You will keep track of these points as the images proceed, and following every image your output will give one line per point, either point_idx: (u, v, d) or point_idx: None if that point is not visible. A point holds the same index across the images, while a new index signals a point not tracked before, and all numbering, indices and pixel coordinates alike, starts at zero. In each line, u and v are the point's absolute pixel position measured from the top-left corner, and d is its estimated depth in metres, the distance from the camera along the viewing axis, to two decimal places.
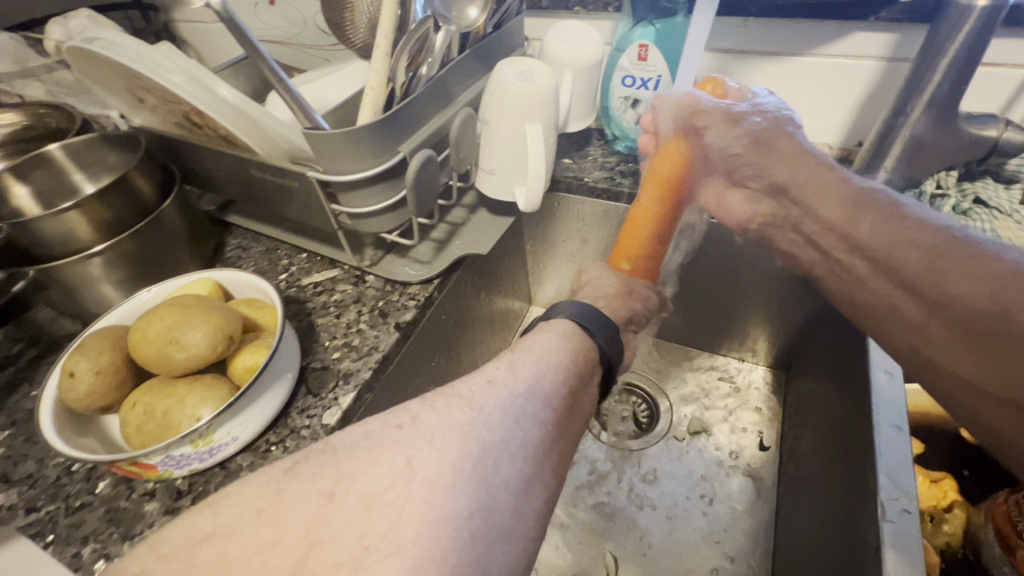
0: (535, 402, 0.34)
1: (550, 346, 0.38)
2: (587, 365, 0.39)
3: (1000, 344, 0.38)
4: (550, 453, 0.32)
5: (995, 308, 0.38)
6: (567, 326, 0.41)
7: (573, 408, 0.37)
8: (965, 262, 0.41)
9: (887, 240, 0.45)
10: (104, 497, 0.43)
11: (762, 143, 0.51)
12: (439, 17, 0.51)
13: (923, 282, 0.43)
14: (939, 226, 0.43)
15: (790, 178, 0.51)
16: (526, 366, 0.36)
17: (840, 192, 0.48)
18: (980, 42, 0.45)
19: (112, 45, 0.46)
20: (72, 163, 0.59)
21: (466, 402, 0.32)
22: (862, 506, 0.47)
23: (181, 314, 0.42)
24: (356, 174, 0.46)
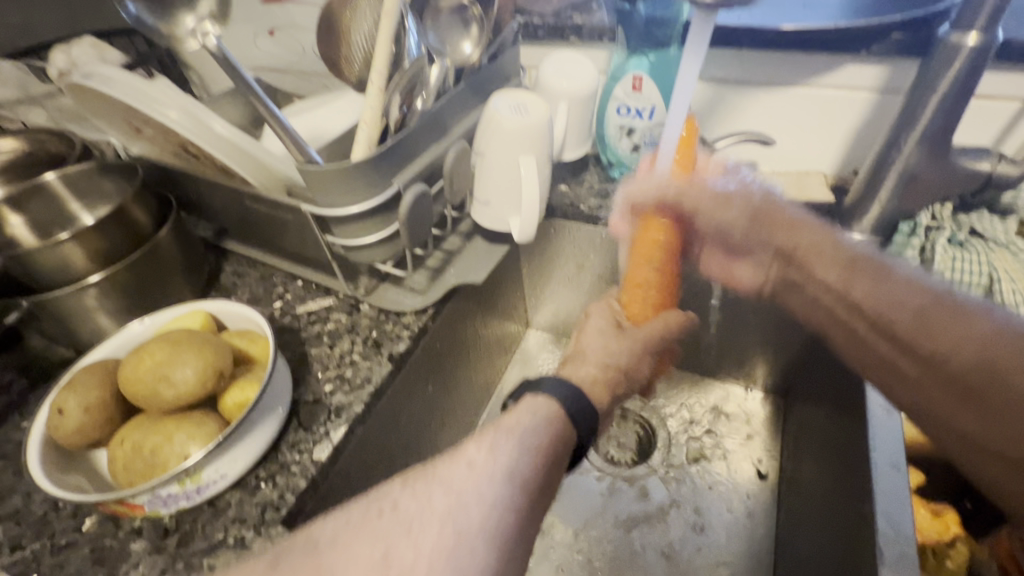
0: (511, 487, 0.33)
1: (532, 424, 0.36)
2: (566, 444, 0.37)
3: (997, 400, 0.37)
4: (525, 538, 0.32)
5: (983, 366, 0.38)
6: (551, 408, 0.38)
7: (551, 486, 0.36)
8: (950, 322, 0.40)
9: (882, 302, 0.43)
10: (89, 535, 0.42)
11: (761, 218, 0.48)
12: (434, 52, 0.53)
13: (913, 342, 0.41)
14: (926, 287, 0.42)
15: (794, 244, 0.47)
16: (506, 447, 0.34)
17: (837, 256, 0.46)
18: (972, 77, 0.46)
19: (110, 81, 0.47)
20: (69, 192, 0.59)
21: (444, 488, 0.32)
22: (861, 545, 0.46)
23: (171, 350, 0.42)
24: (350, 208, 0.46)
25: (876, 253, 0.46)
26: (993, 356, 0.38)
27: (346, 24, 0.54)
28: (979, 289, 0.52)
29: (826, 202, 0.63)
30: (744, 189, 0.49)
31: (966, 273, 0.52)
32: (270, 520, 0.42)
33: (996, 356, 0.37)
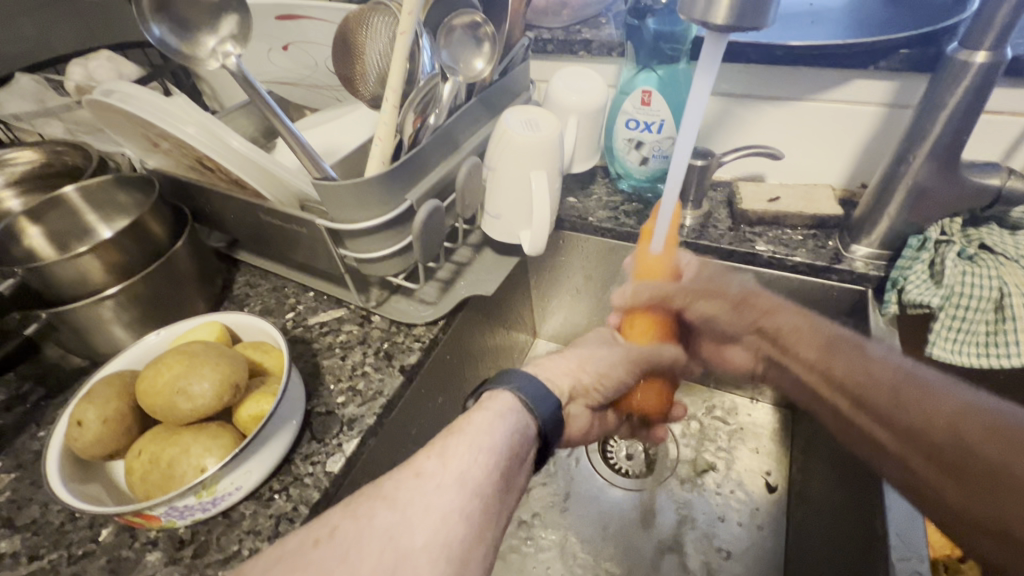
0: (462, 493, 0.33)
1: (487, 426, 0.37)
2: (524, 444, 0.38)
3: (975, 475, 0.37)
4: (476, 545, 0.32)
5: (955, 439, 0.38)
6: (513, 403, 0.40)
7: (507, 488, 0.36)
8: (923, 396, 0.41)
9: (858, 377, 0.45)
10: (106, 546, 0.43)
11: (742, 304, 0.51)
12: (447, 70, 0.54)
13: (891, 415, 0.42)
14: (898, 364, 0.44)
15: (775, 326, 0.50)
16: (461, 452, 0.35)
17: (816, 333, 0.48)
18: (982, 93, 0.46)
19: (130, 98, 0.49)
20: (86, 204, 0.60)
21: (389, 502, 0.32)
22: (873, 561, 0.46)
23: (187, 363, 0.42)
24: (364, 223, 0.47)
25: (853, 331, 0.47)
26: (961, 429, 0.38)
27: (361, 42, 0.55)
28: (990, 303, 0.51)
29: (834, 214, 0.63)
30: (725, 279, 0.52)
31: (976, 286, 0.51)
32: (283, 533, 0.43)
33: (965, 429, 0.38)
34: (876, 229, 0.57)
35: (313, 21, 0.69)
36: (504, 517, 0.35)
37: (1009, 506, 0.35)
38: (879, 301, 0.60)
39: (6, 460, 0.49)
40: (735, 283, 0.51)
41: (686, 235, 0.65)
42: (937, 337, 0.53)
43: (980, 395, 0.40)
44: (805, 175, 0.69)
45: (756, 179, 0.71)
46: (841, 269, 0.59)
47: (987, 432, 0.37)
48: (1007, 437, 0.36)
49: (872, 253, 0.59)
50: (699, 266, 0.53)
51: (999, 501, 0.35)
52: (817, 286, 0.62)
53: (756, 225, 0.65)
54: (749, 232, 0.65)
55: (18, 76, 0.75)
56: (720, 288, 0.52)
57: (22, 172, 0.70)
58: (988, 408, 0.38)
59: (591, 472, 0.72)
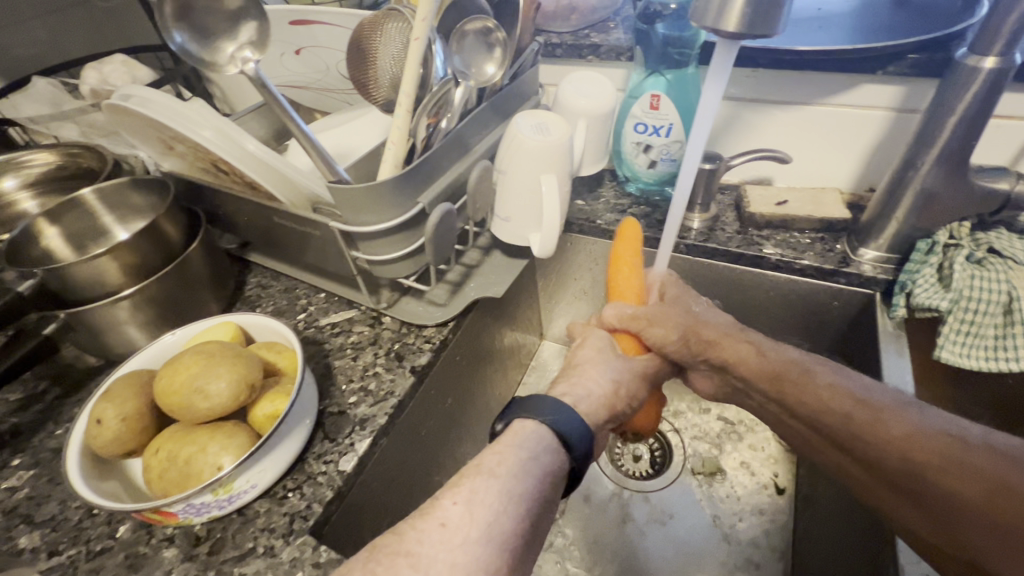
0: (490, 551, 0.29)
1: (519, 465, 0.33)
2: (557, 484, 0.35)
3: (933, 503, 0.37)
4: None
5: (908, 469, 0.38)
6: (549, 436, 0.36)
7: (537, 536, 0.32)
8: (873, 427, 0.41)
9: (813, 409, 0.44)
10: (124, 542, 0.44)
11: (690, 337, 0.51)
12: (459, 74, 0.54)
13: (851, 446, 0.42)
14: (846, 390, 0.43)
15: (725, 359, 0.50)
16: (489, 497, 0.31)
17: (764, 365, 0.48)
18: (991, 99, 0.46)
19: (148, 102, 0.50)
20: (102, 206, 0.61)
21: (411, 563, 0.28)
22: (884, 563, 0.46)
23: (205, 363, 0.43)
24: (378, 225, 0.47)
25: (800, 359, 0.47)
26: (916, 461, 0.38)
27: (374, 47, 0.56)
28: (1000, 306, 0.51)
29: (842, 218, 0.63)
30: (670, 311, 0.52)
31: (985, 290, 0.51)
32: (297, 531, 0.43)
33: (921, 462, 0.38)
34: (884, 232, 0.57)
35: (323, 25, 0.69)
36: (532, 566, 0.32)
37: (974, 540, 0.35)
38: (887, 304, 0.60)
39: (24, 457, 0.50)
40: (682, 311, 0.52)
41: (694, 238, 0.66)
42: (946, 341, 0.53)
43: (930, 417, 0.39)
44: (812, 178, 0.69)
45: (763, 183, 0.71)
46: (849, 272, 0.60)
47: (935, 459, 0.37)
48: (952, 466, 0.36)
49: (880, 257, 0.59)
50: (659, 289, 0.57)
51: (958, 529, 0.36)
52: (825, 288, 0.63)
53: (763, 228, 0.66)
54: (757, 235, 0.65)
55: (34, 81, 0.76)
56: (676, 313, 0.51)
57: (38, 175, 0.71)
58: (939, 432, 0.38)
59: (597, 473, 0.73)
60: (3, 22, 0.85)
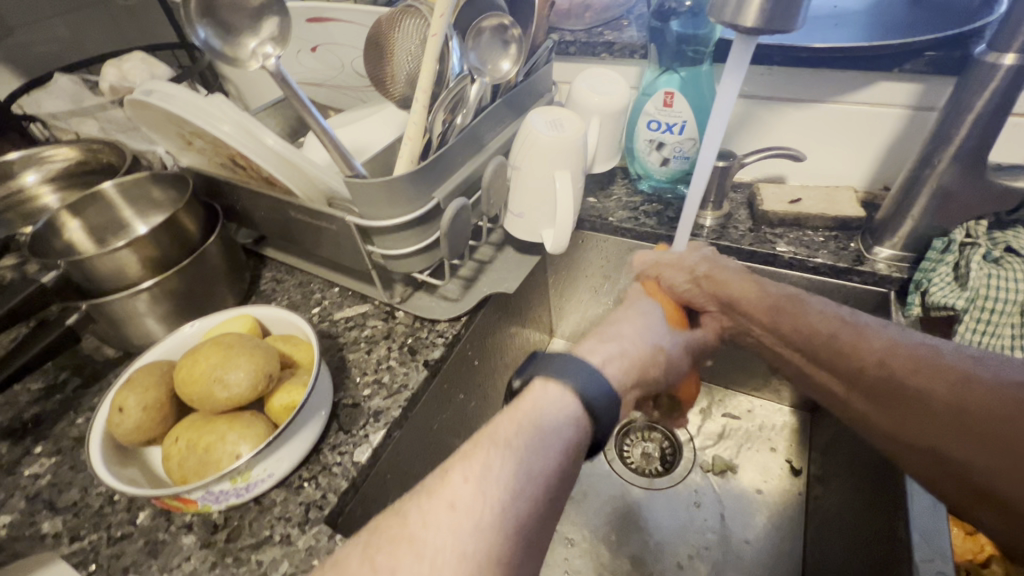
0: (503, 535, 0.29)
1: (535, 439, 0.33)
2: (574, 457, 0.35)
3: (903, 405, 0.41)
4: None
5: (885, 376, 0.43)
6: (571, 405, 0.36)
7: (552, 513, 0.33)
8: (856, 341, 0.45)
9: (802, 332, 0.48)
10: (144, 529, 0.44)
11: (706, 280, 0.54)
12: (475, 71, 0.54)
13: (835, 361, 0.46)
14: (836, 314, 0.47)
15: (728, 294, 0.53)
16: (503, 479, 0.31)
17: (764, 296, 0.50)
18: (1009, 98, 0.46)
19: (168, 97, 0.50)
20: (122, 201, 0.63)
21: (417, 552, 0.28)
22: (896, 562, 0.46)
23: (224, 353, 0.44)
24: (394, 220, 0.48)
25: (795, 288, 0.50)
26: (890, 367, 0.42)
27: (391, 44, 0.56)
28: (1016, 308, 0.51)
29: (856, 216, 0.63)
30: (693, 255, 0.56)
31: (1003, 291, 0.51)
32: (313, 520, 0.44)
33: (894, 367, 0.42)
34: (899, 232, 0.57)
35: (339, 23, 0.70)
36: (546, 542, 0.32)
37: (935, 428, 0.40)
38: (902, 303, 0.60)
39: (46, 445, 0.51)
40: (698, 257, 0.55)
41: (706, 236, 0.66)
42: (962, 340, 0.53)
43: (905, 333, 0.44)
44: (825, 176, 0.69)
45: (776, 181, 0.71)
46: (863, 271, 0.60)
47: (910, 365, 0.41)
48: (925, 369, 0.41)
49: (894, 256, 0.59)
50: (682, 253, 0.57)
51: (923, 425, 0.40)
52: (838, 287, 0.63)
53: (776, 226, 0.66)
54: (769, 233, 0.65)
55: (57, 77, 0.77)
56: (695, 258, 0.55)
57: (59, 169, 0.73)
58: (913, 344, 0.42)
59: (608, 470, 0.72)
60: (26, 20, 0.87)
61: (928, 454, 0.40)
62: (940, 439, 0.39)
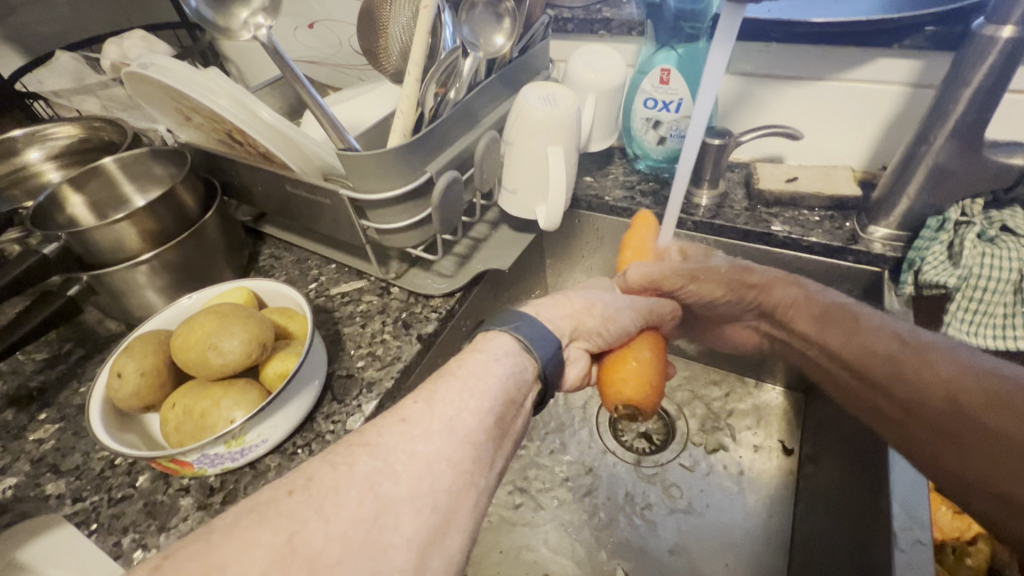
0: (451, 439, 0.32)
1: (480, 367, 0.37)
2: (520, 386, 0.38)
3: (974, 440, 0.40)
4: (469, 484, 0.32)
5: (950, 404, 0.42)
6: (510, 343, 0.40)
7: (502, 433, 0.36)
8: (919, 365, 0.45)
9: (855, 349, 0.50)
10: (143, 491, 0.46)
11: (737, 282, 0.57)
12: (468, 45, 0.54)
13: (895, 385, 0.46)
14: (896, 334, 0.48)
15: (774, 302, 0.56)
16: (452, 396, 0.34)
17: (813, 306, 0.54)
18: (1006, 72, 0.46)
19: (165, 70, 0.51)
20: (122, 176, 0.63)
21: (371, 450, 0.30)
22: (877, 533, 0.47)
23: (219, 321, 0.45)
24: (387, 193, 0.48)
25: (850, 302, 0.52)
26: (958, 395, 0.42)
27: (386, 18, 0.57)
28: (1009, 286, 0.51)
29: (852, 195, 0.63)
30: (721, 259, 0.57)
31: (994, 268, 0.51)
32: None
33: (963, 397, 0.41)
34: (895, 210, 0.57)
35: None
36: (493, 462, 0.34)
37: (1005, 469, 0.38)
38: (895, 282, 0.60)
39: (51, 412, 0.53)
40: (721, 263, 0.56)
41: (701, 215, 0.66)
42: (953, 319, 0.54)
43: (980, 363, 0.43)
44: (823, 156, 0.69)
45: (774, 160, 0.71)
46: (858, 250, 0.60)
47: (979, 397, 0.41)
48: (997, 397, 0.40)
49: (890, 234, 0.59)
50: (681, 251, 0.60)
51: (991, 462, 0.39)
52: (832, 266, 0.62)
53: (772, 206, 0.65)
54: (765, 213, 0.65)
55: (58, 55, 0.76)
56: (700, 263, 0.57)
57: (61, 147, 0.73)
58: (986, 374, 0.42)
59: (601, 447, 0.73)
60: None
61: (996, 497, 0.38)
62: (1010, 482, 0.37)
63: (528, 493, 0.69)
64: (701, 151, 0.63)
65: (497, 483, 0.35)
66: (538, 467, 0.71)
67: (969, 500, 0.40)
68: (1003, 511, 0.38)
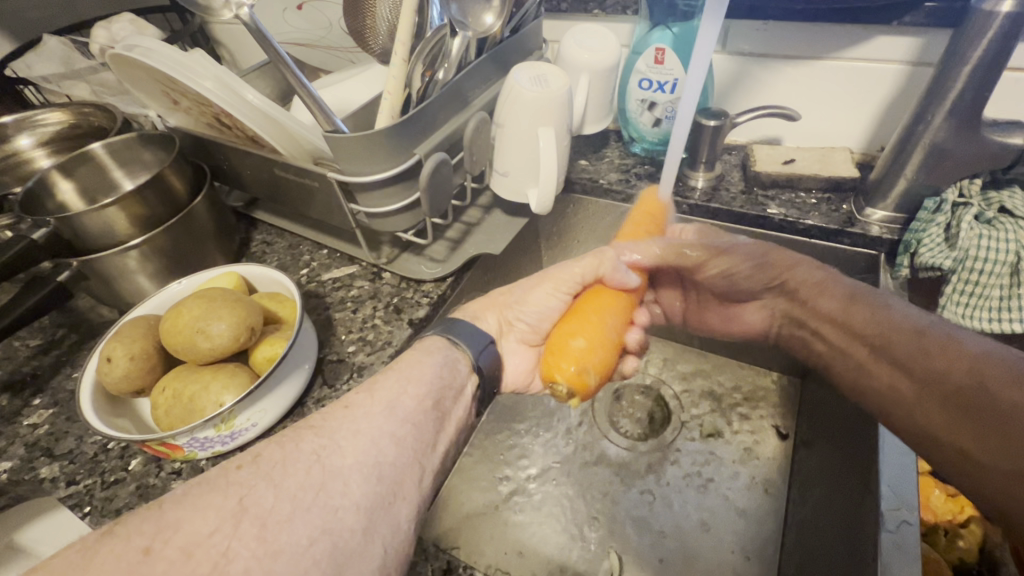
0: (391, 420, 0.36)
1: (415, 360, 0.41)
2: (457, 374, 0.43)
3: (995, 417, 0.39)
4: (412, 457, 0.35)
5: (975, 383, 0.41)
6: (441, 341, 0.44)
7: (439, 415, 0.39)
8: (943, 344, 0.44)
9: (880, 328, 0.49)
10: (135, 475, 0.46)
11: (761, 262, 0.56)
12: (456, 23, 0.53)
13: (914, 363, 0.45)
14: (918, 318, 0.47)
15: (794, 283, 0.55)
16: (388, 386, 0.38)
17: (839, 289, 0.52)
18: (1006, 47, 0.45)
19: (150, 53, 0.50)
20: (112, 161, 0.63)
21: (316, 431, 0.34)
22: (864, 515, 0.47)
23: (207, 306, 0.45)
24: (374, 176, 0.48)
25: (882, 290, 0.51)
26: (981, 371, 0.41)
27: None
28: (1006, 268, 0.50)
29: (850, 177, 0.62)
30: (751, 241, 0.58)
31: (992, 251, 0.50)
32: None
33: (988, 375, 0.40)
34: (892, 191, 0.56)
35: None
36: (437, 441, 0.38)
37: None
38: (891, 264, 0.59)
39: (44, 397, 0.53)
40: (732, 242, 0.58)
41: (697, 198, 0.65)
42: (948, 301, 0.53)
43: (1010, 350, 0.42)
44: (820, 137, 0.68)
45: (771, 142, 0.70)
46: (854, 232, 0.59)
47: (1007, 378, 0.39)
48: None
49: (887, 217, 0.58)
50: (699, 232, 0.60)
51: (1012, 444, 0.37)
52: (829, 249, 0.62)
53: (769, 188, 0.65)
54: (761, 195, 0.64)
55: (46, 38, 0.76)
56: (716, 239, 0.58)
57: (52, 133, 0.73)
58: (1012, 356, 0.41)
59: (595, 432, 0.73)
60: None
61: (1008, 475, 0.37)
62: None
63: (521, 476, 0.69)
64: (697, 133, 0.62)
65: (440, 458, 0.38)
66: (533, 452, 0.71)
67: (980, 480, 0.39)
68: (1022, 491, 0.36)
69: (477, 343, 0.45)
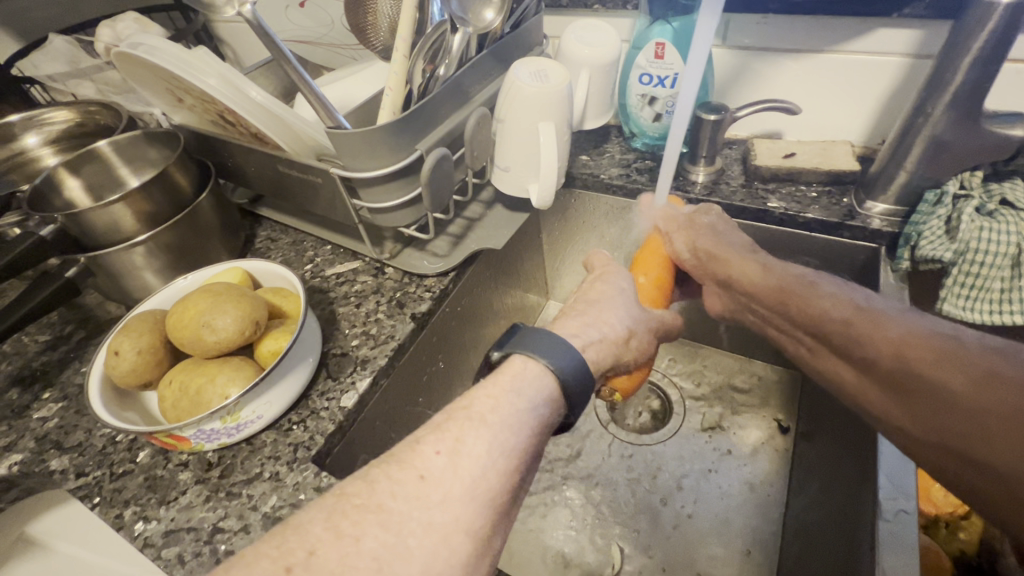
0: (470, 508, 0.31)
1: (512, 416, 0.35)
2: (545, 436, 0.37)
3: (921, 395, 0.39)
4: (484, 550, 0.31)
5: (903, 367, 0.40)
6: (549, 387, 0.38)
7: (519, 496, 0.34)
8: (869, 326, 0.43)
9: (812, 315, 0.48)
10: (143, 466, 0.47)
11: (705, 257, 0.57)
12: (457, 20, 0.53)
13: (851, 346, 0.44)
14: (848, 300, 0.46)
15: (728, 275, 0.55)
16: (476, 449, 0.33)
17: (768, 277, 0.52)
18: (1006, 39, 0.45)
19: (154, 51, 0.50)
20: (118, 159, 0.64)
21: (382, 520, 0.29)
22: (863, 506, 0.47)
23: (214, 300, 0.45)
24: (377, 171, 0.48)
25: (806, 274, 0.51)
26: (907, 354, 0.40)
27: None
28: (1007, 260, 0.50)
29: (851, 170, 0.62)
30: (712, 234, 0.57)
31: (992, 242, 0.50)
32: (301, 458, 0.46)
33: (912, 357, 0.40)
34: (894, 183, 0.56)
35: None
36: (510, 518, 0.34)
37: (953, 419, 0.36)
38: (892, 257, 0.59)
39: (54, 392, 0.54)
40: (700, 235, 0.58)
41: (698, 192, 0.65)
42: (949, 293, 0.54)
43: (933, 325, 0.41)
44: (822, 131, 0.68)
45: (771, 136, 0.70)
46: (855, 226, 0.59)
47: (928, 357, 0.39)
48: (946, 356, 0.38)
49: (888, 210, 0.58)
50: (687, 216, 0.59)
51: (939, 417, 0.37)
52: (830, 242, 0.62)
53: (769, 182, 0.65)
54: (762, 189, 0.64)
55: (52, 38, 0.77)
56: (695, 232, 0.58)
57: (58, 132, 0.73)
58: (939, 332, 0.40)
59: (597, 426, 0.73)
60: None
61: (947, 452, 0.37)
62: (960, 438, 0.36)
63: None
64: (697, 127, 0.62)
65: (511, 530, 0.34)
66: None
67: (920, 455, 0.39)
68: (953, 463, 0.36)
69: (568, 361, 0.39)
